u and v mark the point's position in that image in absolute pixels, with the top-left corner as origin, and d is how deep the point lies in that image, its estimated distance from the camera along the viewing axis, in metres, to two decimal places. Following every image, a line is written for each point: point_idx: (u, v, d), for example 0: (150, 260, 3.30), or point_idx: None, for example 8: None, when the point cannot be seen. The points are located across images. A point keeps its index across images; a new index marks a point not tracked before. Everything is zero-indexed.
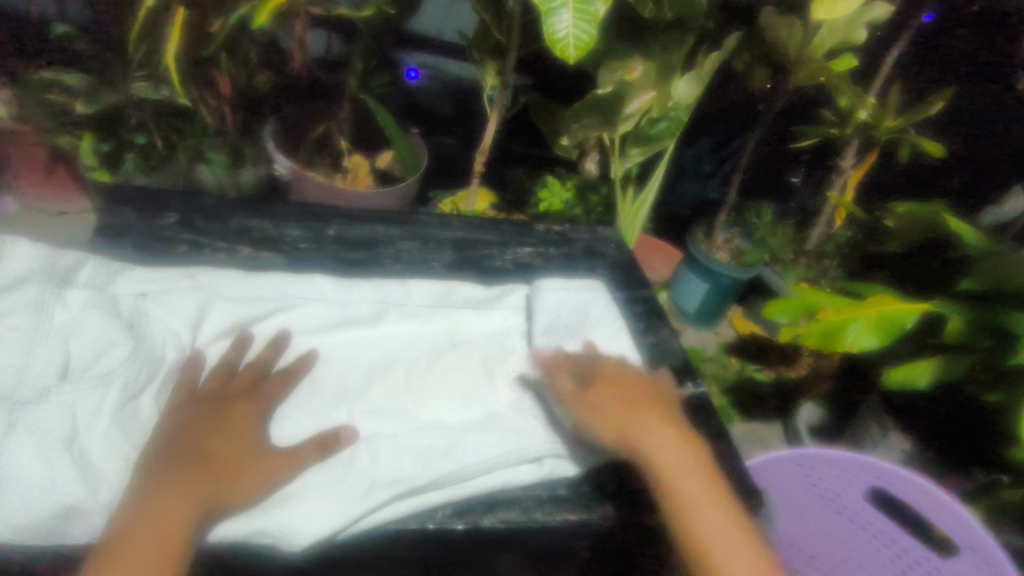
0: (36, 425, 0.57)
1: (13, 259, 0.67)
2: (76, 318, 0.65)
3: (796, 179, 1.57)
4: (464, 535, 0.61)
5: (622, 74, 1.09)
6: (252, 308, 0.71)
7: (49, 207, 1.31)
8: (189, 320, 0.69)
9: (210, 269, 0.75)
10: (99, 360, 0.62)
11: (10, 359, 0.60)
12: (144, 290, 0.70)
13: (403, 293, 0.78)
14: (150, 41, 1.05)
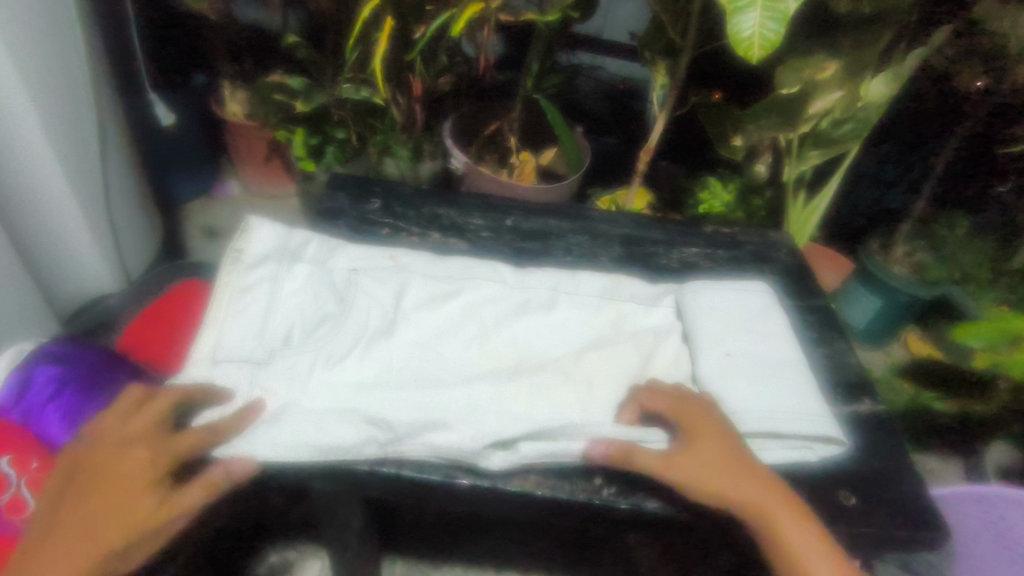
0: (275, 378, 0.63)
1: (256, 242, 0.76)
2: (301, 287, 0.72)
3: (1001, 189, 1.38)
4: (628, 514, 0.62)
5: (811, 73, 1.03)
6: (443, 284, 0.76)
7: (265, 191, 1.53)
8: (390, 292, 0.74)
9: (407, 252, 0.81)
10: (318, 326, 0.69)
11: (251, 321, 0.68)
12: (355, 267, 0.77)
13: (574, 283, 0.80)
14: (359, 48, 1.19)
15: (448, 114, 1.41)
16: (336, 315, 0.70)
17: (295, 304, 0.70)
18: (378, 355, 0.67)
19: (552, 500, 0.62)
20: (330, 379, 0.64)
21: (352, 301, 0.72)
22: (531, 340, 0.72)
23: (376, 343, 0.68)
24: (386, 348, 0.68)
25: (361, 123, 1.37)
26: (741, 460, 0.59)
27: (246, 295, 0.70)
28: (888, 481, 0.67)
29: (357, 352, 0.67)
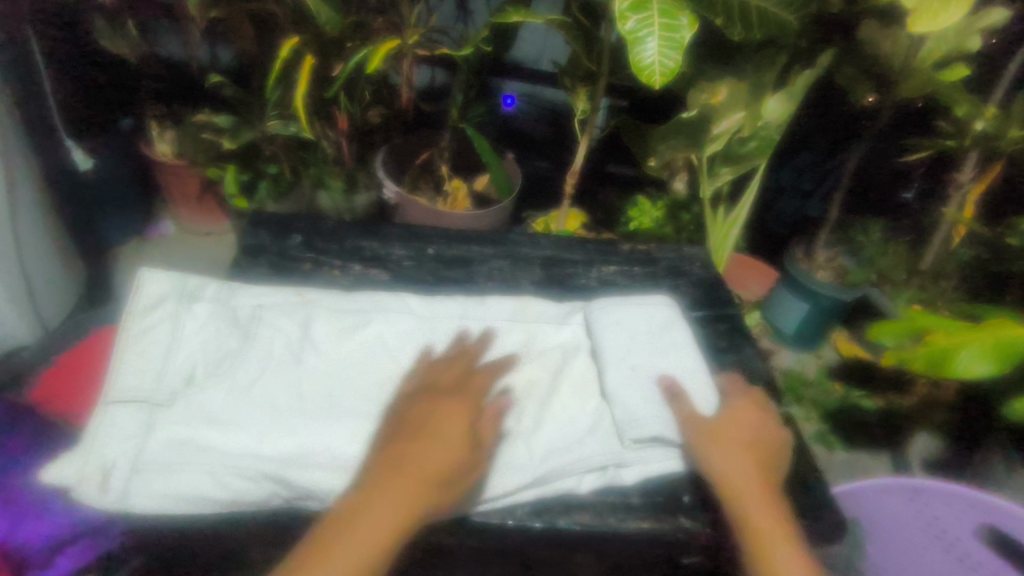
0: (172, 421, 0.63)
1: (150, 285, 0.74)
2: (202, 328, 0.71)
3: (909, 195, 1.50)
4: (541, 533, 0.64)
5: (708, 94, 1.14)
6: (351, 316, 0.77)
7: (200, 229, 1.52)
8: (297, 324, 0.75)
9: (314, 287, 0.81)
10: (221, 365, 0.69)
11: (147, 365, 0.67)
12: (261, 302, 0.77)
13: (481, 309, 0.82)
14: (283, 84, 1.21)
15: (380, 145, 1.43)
16: (239, 351, 0.70)
17: (195, 345, 0.70)
18: (282, 386, 0.68)
19: (465, 522, 0.64)
20: (235, 418, 0.65)
21: (256, 335, 0.72)
22: (440, 363, 0.74)
23: (280, 376, 0.69)
24: (294, 375, 0.69)
25: (293, 159, 1.38)
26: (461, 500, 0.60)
27: (143, 340, 0.69)
28: (791, 481, 0.71)
29: (260, 386, 0.68)
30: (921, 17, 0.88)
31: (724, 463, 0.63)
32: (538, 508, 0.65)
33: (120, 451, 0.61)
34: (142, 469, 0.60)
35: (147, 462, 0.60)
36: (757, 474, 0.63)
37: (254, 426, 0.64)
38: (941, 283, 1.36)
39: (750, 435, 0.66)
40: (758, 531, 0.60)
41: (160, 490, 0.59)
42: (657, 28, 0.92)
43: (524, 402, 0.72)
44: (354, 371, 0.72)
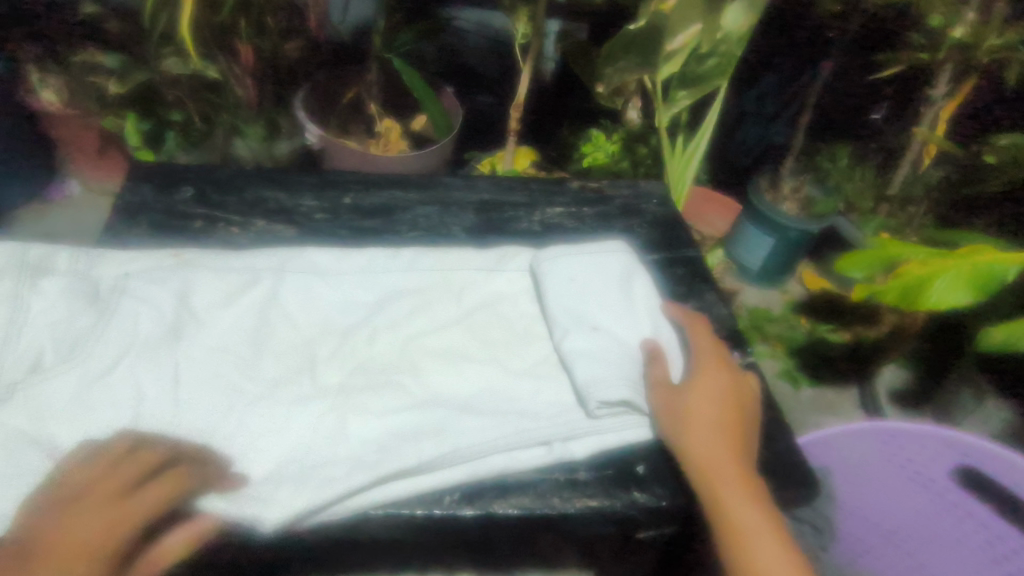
0: (11, 418, 0.52)
1: None
2: (48, 305, 0.59)
3: (877, 116, 1.39)
4: (475, 521, 0.56)
5: (656, 3, 0.92)
6: (242, 281, 0.65)
7: (107, 188, 1.36)
8: (172, 294, 0.63)
9: (195, 247, 0.68)
10: (74, 347, 0.57)
11: None
12: (127, 271, 0.64)
13: (398, 263, 0.72)
14: (171, 13, 1.03)
15: (301, 84, 1.27)
16: (96, 330, 0.58)
17: (41, 325, 0.57)
18: (154, 370, 0.57)
19: (387, 517, 0.55)
20: (91, 410, 0.54)
21: (117, 310, 0.60)
22: (347, 328, 0.65)
23: (151, 358, 0.58)
24: (170, 355, 0.58)
25: (200, 103, 1.21)
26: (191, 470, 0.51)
27: None
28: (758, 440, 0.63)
29: (125, 369, 0.56)
30: None
31: (694, 445, 0.55)
32: (469, 494, 0.57)
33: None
34: None
35: None
36: (732, 456, 0.55)
37: (115, 420, 0.53)
38: (909, 210, 1.29)
39: (728, 408, 0.57)
40: (733, 526, 0.51)
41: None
42: None
43: (455, 372, 0.63)
44: (245, 349, 0.61)
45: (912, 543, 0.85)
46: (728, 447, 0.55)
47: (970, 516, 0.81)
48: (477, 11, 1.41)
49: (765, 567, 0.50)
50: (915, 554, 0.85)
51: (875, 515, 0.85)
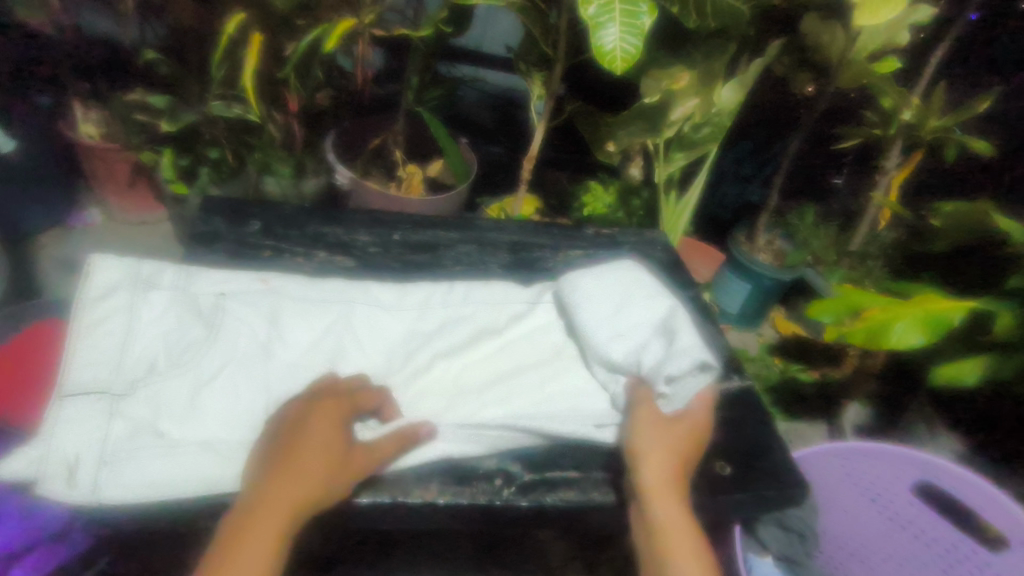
0: (137, 411, 0.60)
1: (99, 272, 0.69)
2: (161, 317, 0.68)
3: (838, 180, 1.59)
4: (528, 511, 0.65)
5: (667, 83, 1.13)
6: (321, 307, 0.75)
7: (131, 217, 1.42)
8: (263, 315, 0.72)
9: (279, 273, 0.78)
10: (185, 354, 0.66)
11: (105, 354, 0.63)
12: (222, 289, 0.73)
13: (451, 295, 0.83)
14: (227, 63, 1.14)
15: (329, 129, 1.38)
16: (204, 340, 0.67)
17: (157, 333, 0.67)
18: (249, 378, 0.66)
19: (454, 506, 0.64)
20: (202, 409, 0.62)
21: (220, 325, 0.69)
22: (411, 347, 0.75)
23: (248, 367, 0.67)
24: (264, 366, 0.67)
25: (236, 141, 1.30)
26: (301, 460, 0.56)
27: (98, 331, 0.65)
28: (753, 453, 0.75)
29: (229, 374, 0.65)
30: (864, 11, 0.92)
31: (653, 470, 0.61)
32: (523, 488, 0.66)
33: (83, 445, 0.57)
34: (114, 461, 0.56)
35: (116, 453, 0.57)
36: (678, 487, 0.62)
37: (227, 419, 0.62)
38: (868, 263, 1.46)
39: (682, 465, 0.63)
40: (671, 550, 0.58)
41: (124, 483, 0.55)
42: (618, 15, 0.93)
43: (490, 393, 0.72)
44: (322, 366, 0.70)
45: (873, 558, 0.98)
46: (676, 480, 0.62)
47: (930, 530, 0.93)
48: (474, 67, 1.56)
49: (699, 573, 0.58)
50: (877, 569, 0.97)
51: (844, 535, 1.00)
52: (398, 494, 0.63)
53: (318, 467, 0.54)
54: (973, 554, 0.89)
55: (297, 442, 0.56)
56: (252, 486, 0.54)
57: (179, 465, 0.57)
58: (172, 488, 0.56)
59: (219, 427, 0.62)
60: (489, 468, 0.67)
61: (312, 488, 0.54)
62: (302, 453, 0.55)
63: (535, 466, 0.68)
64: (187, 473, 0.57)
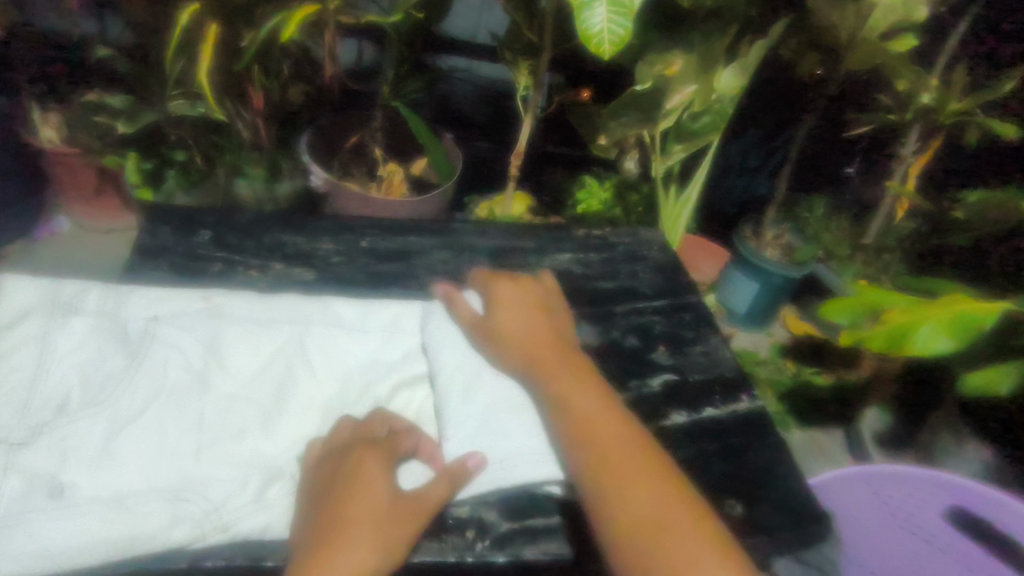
0: (40, 462, 0.53)
1: (13, 298, 0.62)
2: (80, 346, 0.60)
3: (851, 170, 1.49)
4: (505, 566, 0.56)
5: (661, 68, 1.04)
6: (268, 328, 0.66)
7: (99, 225, 1.34)
8: (200, 339, 0.63)
9: (225, 291, 0.69)
10: (103, 389, 0.57)
11: (11, 395, 0.56)
12: (156, 312, 0.65)
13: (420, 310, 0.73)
14: (185, 57, 1.06)
15: (304, 128, 1.30)
16: (128, 373, 0.59)
17: (74, 366, 0.59)
18: (178, 418, 0.57)
19: (417, 565, 0.55)
20: (117, 455, 0.54)
21: (146, 355, 0.60)
22: (369, 373, 0.66)
23: (178, 404, 0.58)
24: (195, 401, 0.59)
25: (204, 143, 1.22)
26: (347, 508, 0.51)
27: (5, 367, 0.57)
28: (765, 484, 0.66)
29: (152, 412, 0.57)
30: None
31: (630, 504, 0.52)
32: (499, 541, 0.57)
33: None
34: (7, 524, 0.49)
35: (10, 515, 0.49)
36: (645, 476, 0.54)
37: (146, 465, 0.54)
38: (885, 257, 1.36)
39: (640, 453, 0.56)
40: (676, 568, 0.49)
41: (13, 554, 0.48)
42: None
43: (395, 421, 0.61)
44: (264, 397, 0.61)
45: None
46: (654, 482, 0.54)
47: (962, 555, 0.84)
48: (467, 60, 1.45)
49: (681, 568, 0.49)
50: None
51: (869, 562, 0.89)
52: None
53: (373, 517, 0.50)
54: None
55: (346, 512, 0.50)
56: (300, 552, 0.49)
57: (82, 526, 0.50)
58: (75, 556, 0.48)
59: (139, 477, 0.54)
60: (460, 514, 0.58)
61: (366, 552, 0.48)
62: (350, 515, 0.50)
63: (516, 514, 0.59)
64: (86, 536, 0.49)
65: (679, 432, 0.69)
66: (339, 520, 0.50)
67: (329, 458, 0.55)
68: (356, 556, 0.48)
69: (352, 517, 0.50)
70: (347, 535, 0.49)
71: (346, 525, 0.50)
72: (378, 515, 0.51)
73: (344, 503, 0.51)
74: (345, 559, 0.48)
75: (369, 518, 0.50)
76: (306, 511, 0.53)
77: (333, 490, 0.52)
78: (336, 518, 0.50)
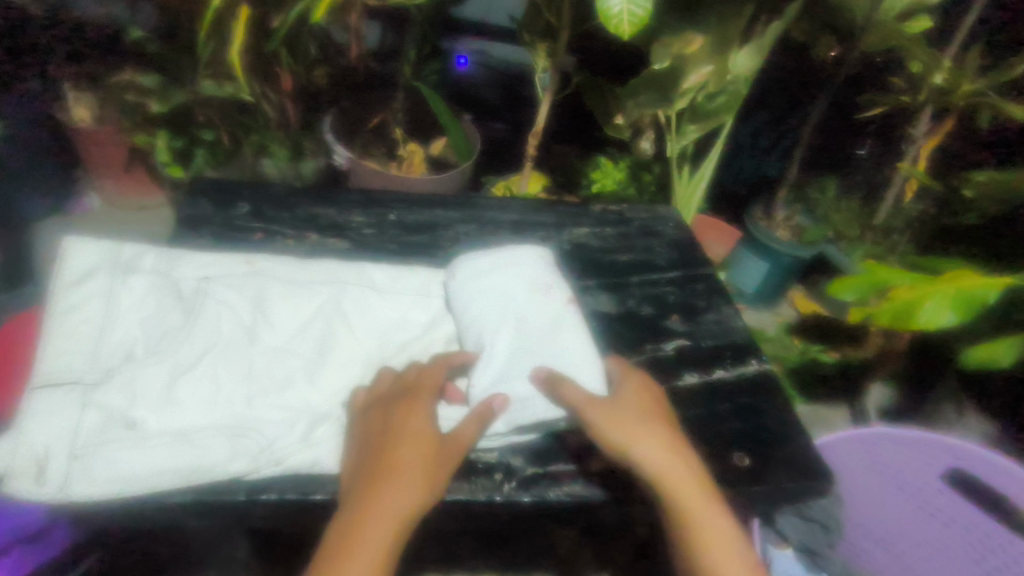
0: (112, 401, 0.57)
1: (75, 256, 0.66)
2: (141, 301, 0.65)
3: (862, 152, 1.51)
4: (530, 506, 0.61)
5: (680, 48, 1.06)
6: (307, 290, 0.71)
7: (129, 203, 1.38)
8: (248, 298, 0.68)
9: (265, 255, 0.74)
10: (164, 340, 0.62)
11: (82, 343, 0.61)
12: (207, 273, 0.70)
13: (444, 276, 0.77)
14: (217, 37, 1.10)
15: (327, 108, 1.34)
16: (184, 327, 0.64)
17: (135, 318, 0.64)
18: (231, 366, 0.62)
19: (450, 502, 0.60)
20: (178, 397, 0.59)
21: (201, 310, 0.65)
22: (401, 332, 0.71)
23: (231, 354, 0.63)
24: (246, 351, 0.64)
25: (231, 122, 1.26)
26: (395, 452, 0.55)
27: (74, 318, 0.62)
28: (773, 441, 0.70)
29: (208, 360, 0.62)
30: None
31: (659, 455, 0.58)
32: (525, 483, 0.62)
33: (57, 438, 0.55)
34: (89, 454, 0.54)
35: (90, 447, 0.55)
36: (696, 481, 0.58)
37: (207, 407, 0.59)
38: (892, 238, 1.40)
39: (664, 414, 0.62)
40: (686, 512, 0.57)
41: (95, 481, 0.53)
42: None
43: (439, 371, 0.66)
44: (307, 351, 0.66)
45: (897, 546, 0.93)
46: (678, 441, 0.60)
47: (959, 518, 0.87)
48: (482, 42, 1.49)
49: (691, 514, 0.57)
50: (901, 559, 0.93)
51: (866, 521, 0.94)
52: None
53: (420, 460, 0.55)
54: (1006, 545, 0.84)
55: (394, 457, 0.55)
56: (354, 490, 0.54)
57: (153, 459, 0.55)
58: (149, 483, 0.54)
59: (199, 417, 0.58)
60: (486, 459, 0.63)
61: (416, 491, 0.53)
62: (399, 456, 0.55)
63: (538, 459, 0.64)
64: (156, 467, 0.54)
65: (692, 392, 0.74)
66: (388, 461, 0.55)
67: (377, 406, 0.60)
68: (406, 494, 0.53)
69: (400, 460, 0.55)
70: (397, 474, 0.54)
71: (394, 465, 0.54)
72: (426, 458, 0.55)
73: (393, 446, 0.55)
74: (396, 496, 0.53)
75: (417, 460, 0.55)
76: (356, 452, 0.57)
77: (382, 434, 0.57)
78: (386, 459, 0.55)
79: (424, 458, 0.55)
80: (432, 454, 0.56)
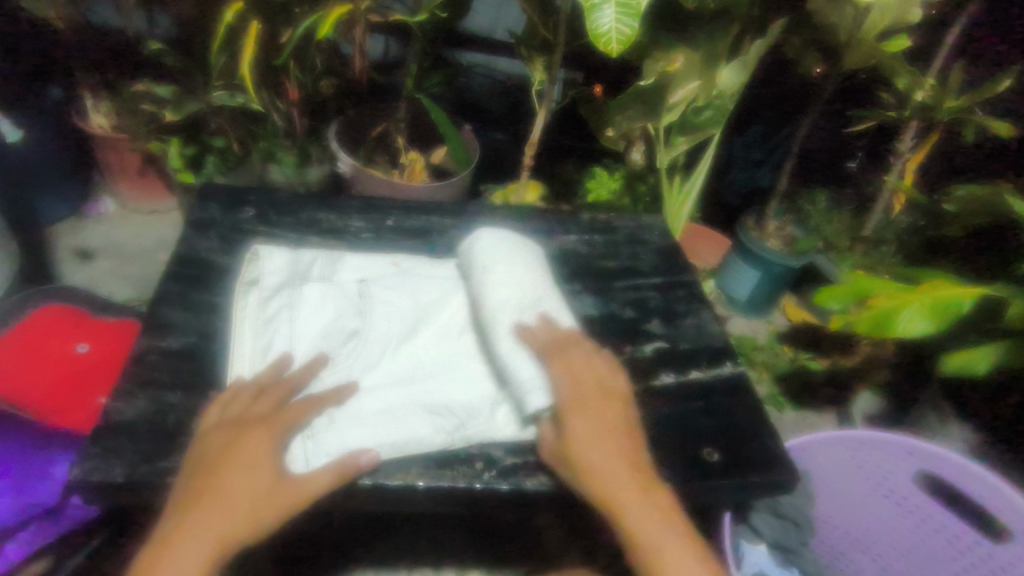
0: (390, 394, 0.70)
1: (267, 262, 0.81)
2: (321, 303, 0.76)
3: (853, 165, 1.56)
4: (508, 495, 0.67)
5: (664, 64, 1.13)
6: (445, 287, 0.83)
7: (142, 206, 1.44)
8: (402, 297, 0.81)
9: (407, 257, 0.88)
10: (347, 336, 0.75)
11: (287, 341, 0.72)
12: (364, 277, 0.83)
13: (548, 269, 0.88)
14: (229, 50, 1.15)
15: (332, 118, 1.39)
16: (362, 325, 0.76)
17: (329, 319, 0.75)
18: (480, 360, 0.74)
19: (434, 488, 0.66)
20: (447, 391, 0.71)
21: (370, 309, 0.78)
22: None
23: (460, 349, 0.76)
24: (410, 345, 0.76)
25: (240, 130, 1.31)
26: (213, 483, 0.58)
27: (275, 320, 0.74)
28: (743, 438, 0.74)
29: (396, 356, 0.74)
30: None
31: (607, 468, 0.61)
32: (503, 473, 0.68)
33: None
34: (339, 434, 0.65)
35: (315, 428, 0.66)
36: (655, 502, 0.61)
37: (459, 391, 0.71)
38: (881, 249, 1.41)
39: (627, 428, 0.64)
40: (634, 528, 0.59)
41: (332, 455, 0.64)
42: None
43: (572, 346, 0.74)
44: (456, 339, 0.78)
45: (870, 543, 0.97)
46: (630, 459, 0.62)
47: (931, 518, 0.91)
48: (486, 55, 1.56)
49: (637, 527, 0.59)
50: (875, 556, 0.97)
51: (836, 519, 0.98)
52: (379, 478, 0.65)
53: (233, 494, 0.58)
54: (975, 545, 0.88)
55: (212, 482, 0.58)
56: (174, 509, 0.58)
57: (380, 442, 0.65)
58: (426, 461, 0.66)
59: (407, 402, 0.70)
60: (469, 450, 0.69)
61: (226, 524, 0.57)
62: (215, 488, 0.58)
63: (518, 452, 0.69)
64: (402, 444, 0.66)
65: (666, 390, 0.78)
66: (200, 489, 0.58)
67: (220, 428, 0.62)
68: (204, 525, 0.56)
69: (216, 490, 0.58)
70: (207, 504, 0.57)
71: (205, 493, 0.58)
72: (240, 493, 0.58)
73: (213, 473, 0.59)
74: (198, 525, 0.56)
75: (224, 494, 0.58)
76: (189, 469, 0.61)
77: (209, 462, 0.60)
78: (200, 483, 0.59)
79: (242, 491, 0.58)
80: (250, 488, 0.58)
